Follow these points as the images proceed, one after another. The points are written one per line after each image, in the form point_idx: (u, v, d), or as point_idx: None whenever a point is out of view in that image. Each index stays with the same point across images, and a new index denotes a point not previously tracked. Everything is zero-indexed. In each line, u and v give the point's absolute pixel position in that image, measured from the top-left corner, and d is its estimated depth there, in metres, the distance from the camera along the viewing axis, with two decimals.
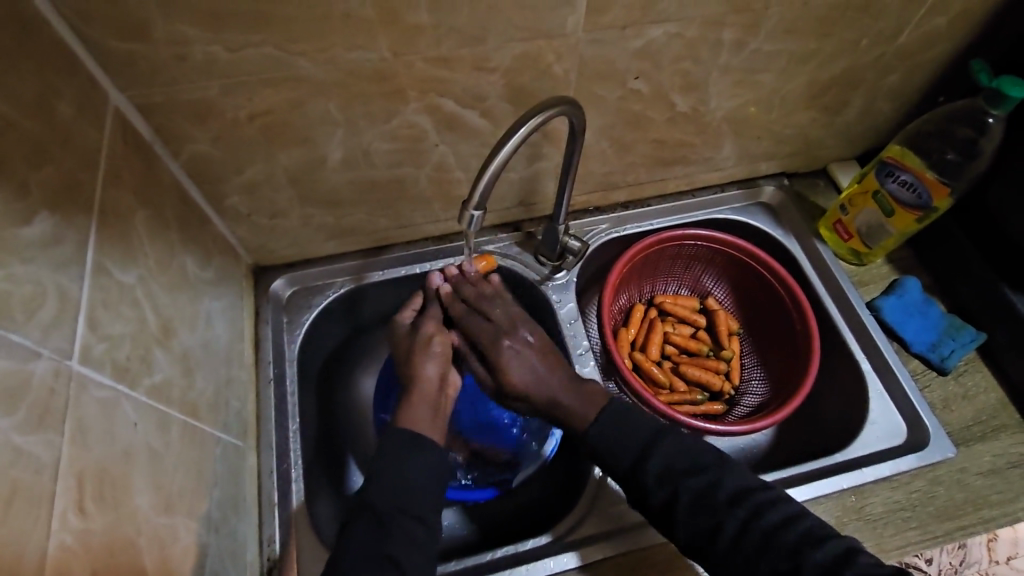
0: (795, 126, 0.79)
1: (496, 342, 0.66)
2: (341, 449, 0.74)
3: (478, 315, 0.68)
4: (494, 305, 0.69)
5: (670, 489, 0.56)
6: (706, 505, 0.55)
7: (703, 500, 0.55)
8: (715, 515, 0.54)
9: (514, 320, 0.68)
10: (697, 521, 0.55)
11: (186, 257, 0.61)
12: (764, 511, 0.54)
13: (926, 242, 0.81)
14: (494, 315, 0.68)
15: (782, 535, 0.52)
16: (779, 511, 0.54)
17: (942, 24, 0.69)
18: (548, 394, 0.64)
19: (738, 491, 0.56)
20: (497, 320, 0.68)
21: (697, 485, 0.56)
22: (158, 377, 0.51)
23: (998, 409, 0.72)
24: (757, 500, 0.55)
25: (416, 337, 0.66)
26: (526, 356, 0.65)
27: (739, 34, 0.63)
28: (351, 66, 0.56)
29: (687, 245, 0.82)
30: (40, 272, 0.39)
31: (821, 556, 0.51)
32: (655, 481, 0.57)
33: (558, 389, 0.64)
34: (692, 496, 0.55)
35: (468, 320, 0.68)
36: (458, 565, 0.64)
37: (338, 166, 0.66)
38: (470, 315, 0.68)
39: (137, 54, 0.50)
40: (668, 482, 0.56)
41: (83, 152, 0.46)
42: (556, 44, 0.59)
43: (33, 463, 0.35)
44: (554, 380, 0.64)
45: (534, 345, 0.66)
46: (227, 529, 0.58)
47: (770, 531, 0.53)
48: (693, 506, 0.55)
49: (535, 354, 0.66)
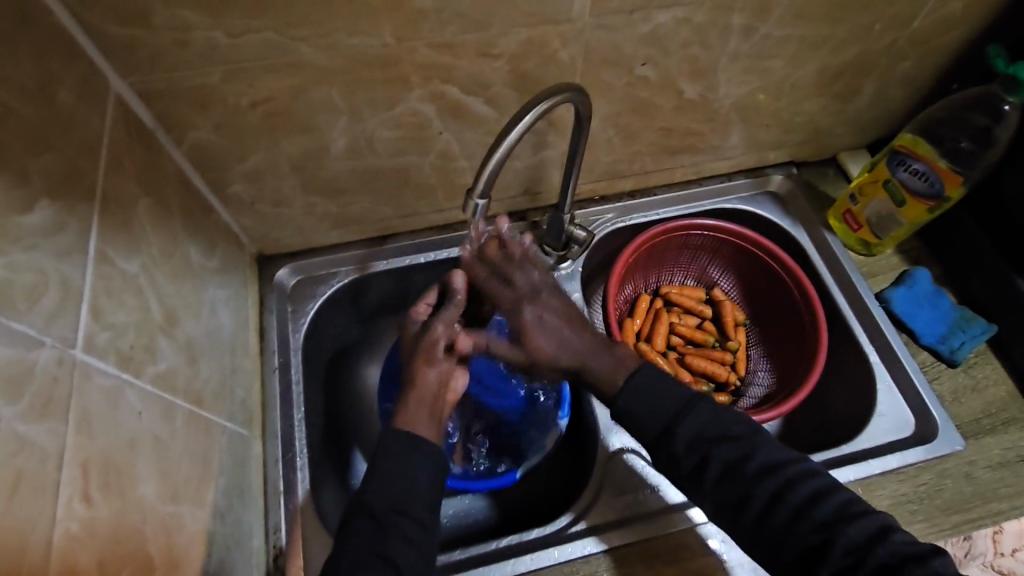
0: (805, 114, 0.78)
1: (519, 306, 0.66)
2: (346, 437, 0.75)
3: (501, 278, 0.66)
4: (519, 271, 0.66)
5: (699, 457, 0.56)
6: (735, 476, 0.55)
7: (733, 472, 0.55)
8: (743, 486, 0.54)
9: (537, 287, 0.66)
10: (725, 491, 0.55)
11: (190, 246, 0.60)
12: (794, 485, 0.53)
13: (938, 233, 0.80)
14: (515, 282, 0.66)
15: (813, 511, 0.52)
16: (811, 485, 0.53)
17: (956, 9, 0.68)
18: (574, 356, 0.64)
19: (771, 462, 0.55)
20: (520, 285, 0.66)
21: (727, 455, 0.55)
22: (162, 366, 0.51)
23: (1007, 402, 0.71)
24: (786, 474, 0.54)
25: (422, 339, 0.63)
26: (551, 323, 0.65)
27: (750, 19, 0.62)
28: (354, 52, 0.55)
29: (694, 234, 0.81)
30: (42, 260, 0.39)
31: (853, 533, 0.50)
32: (684, 449, 0.56)
33: (586, 353, 0.63)
34: (721, 466, 0.55)
35: (492, 284, 0.67)
36: (462, 554, 0.63)
37: (342, 153, 0.65)
38: (492, 278, 0.67)
39: (139, 40, 0.49)
40: (698, 449, 0.56)
41: (84, 139, 0.45)
42: (562, 29, 0.58)
43: (37, 452, 0.35)
44: (580, 344, 0.64)
45: (557, 310, 0.66)
46: (234, 517, 0.58)
47: (800, 508, 0.52)
48: (722, 475, 0.55)
49: (559, 320, 0.65)
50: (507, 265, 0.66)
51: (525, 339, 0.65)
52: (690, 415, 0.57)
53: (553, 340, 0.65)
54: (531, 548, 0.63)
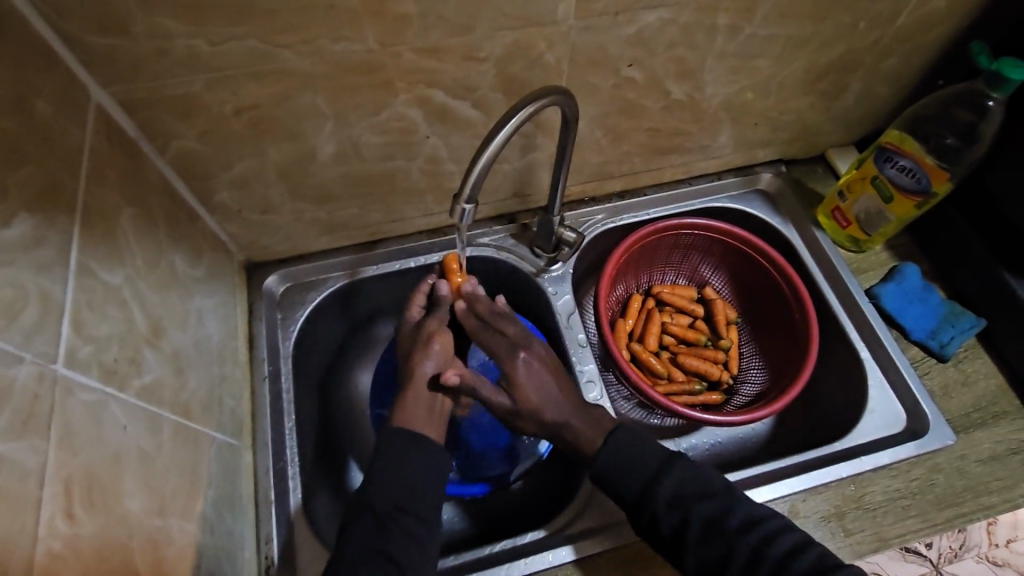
0: (792, 113, 0.78)
1: (513, 354, 0.63)
2: (338, 444, 0.75)
3: (493, 331, 0.65)
4: (508, 324, 0.65)
5: (680, 515, 0.55)
6: (718, 532, 0.55)
7: (715, 530, 0.55)
8: (725, 542, 0.54)
9: (527, 338, 0.65)
10: (709, 549, 0.54)
11: (175, 255, 0.60)
12: (775, 538, 0.54)
13: (929, 228, 0.80)
14: (507, 331, 0.65)
15: (793, 563, 0.52)
16: (788, 538, 0.54)
17: (940, 6, 0.68)
18: (561, 417, 0.61)
19: (750, 517, 0.55)
20: (512, 336, 0.64)
21: (709, 511, 0.55)
22: (148, 378, 0.50)
23: (997, 395, 0.72)
24: (765, 528, 0.54)
25: (418, 333, 0.64)
26: (539, 374, 0.62)
27: (735, 18, 0.62)
28: (337, 57, 0.54)
29: (684, 234, 0.81)
30: (20, 274, 0.38)
31: None
32: (665, 507, 0.56)
33: (569, 412, 0.61)
34: (702, 523, 0.55)
35: (484, 336, 0.65)
36: (456, 561, 0.63)
37: (330, 159, 0.65)
38: (485, 330, 0.65)
39: (118, 49, 0.49)
40: (678, 508, 0.56)
41: (64, 151, 0.45)
42: (548, 32, 0.58)
43: (16, 469, 0.34)
44: (564, 401, 0.62)
45: (545, 362, 0.64)
46: (225, 529, 0.58)
47: (782, 559, 0.53)
48: (705, 533, 0.55)
49: (548, 372, 0.63)
50: (496, 321, 0.65)
51: (513, 387, 0.62)
52: (668, 474, 0.57)
53: (541, 391, 0.61)
54: (527, 552, 0.63)
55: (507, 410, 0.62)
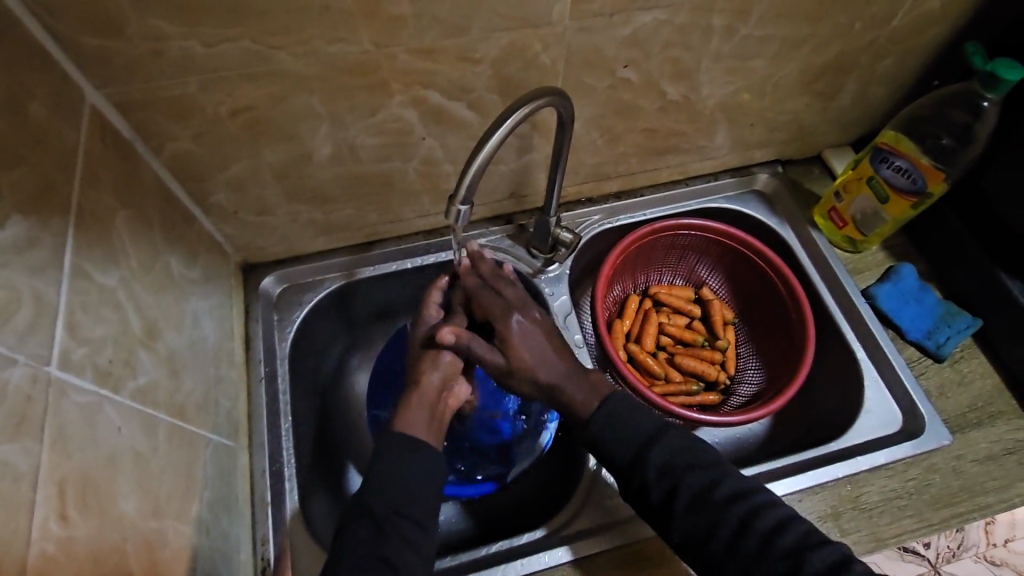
0: (787, 113, 0.78)
1: (509, 311, 0.64)
2: (335, 445, 0.75)
3: (491, 290, 0.66)
4: (507, 286, 0.67)
5: (669, 484, 0.55)
6: (704, 504, 0.54)
7: (703, 501, 0.54)
8: (711, 515, 0.54)
9: (526, 302, 0.66)
10: (694, 520, 0.54)
11: (170, 257, 0.60)
12: (762, 512, 0.53)
13: (925, 228, 0.80)
14: (506, 294, 0.66)
15: (779, 538, 0.52)
16: (776, 514, 0.54)
17: (935, 7, 0.68)
18: (554, 378, 0.61)
19: (739, 490, 0.55)
20: (510, 297, 0.65)
21: (697, 483, 0.55)
22: (143, 380, 0.50)
23: (993, 395, 0.72)
24: (753, 502, 0.54)
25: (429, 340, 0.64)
26: (534, 336, 0.63)
27: (730, 19, 0.62)
28: (333, 59, 0.55)
29: (681, 234, 0.81)
30: (13, 276, 0.38)
31: (818, 561, 0.51)
32: (655, 477, 0.56)
33: (564, 375, 0.61)
34: (690, 496, 0.55)
35: (482, 295, 0.66)
36: (453, 561, 0.63)
37: (326, 161, 0.65)
38: (483, 288, 0.66)
39: (112, 51, 0.49)
40: (668, 477, 0.56)
41: (58, 153, 0.45)
42: (543, 33, 0.58)
43: (9, 471, 0.34)
44: (560, 364, 0.62)
45: (543, 326, 0.64)
46: (220, 530, 0.58)
47: (768, 534, 0.52)
48: (692, 505, 0.55)
49: (544, 335, 0.63)
50: (495, 281, 0.67)
51: (508, 346, 0.62)
52: (659, 444, 0.57)
53: (535, 351, 0.62)
54: (524, 553, 0.63)
55: (501, 369, 0.62)
